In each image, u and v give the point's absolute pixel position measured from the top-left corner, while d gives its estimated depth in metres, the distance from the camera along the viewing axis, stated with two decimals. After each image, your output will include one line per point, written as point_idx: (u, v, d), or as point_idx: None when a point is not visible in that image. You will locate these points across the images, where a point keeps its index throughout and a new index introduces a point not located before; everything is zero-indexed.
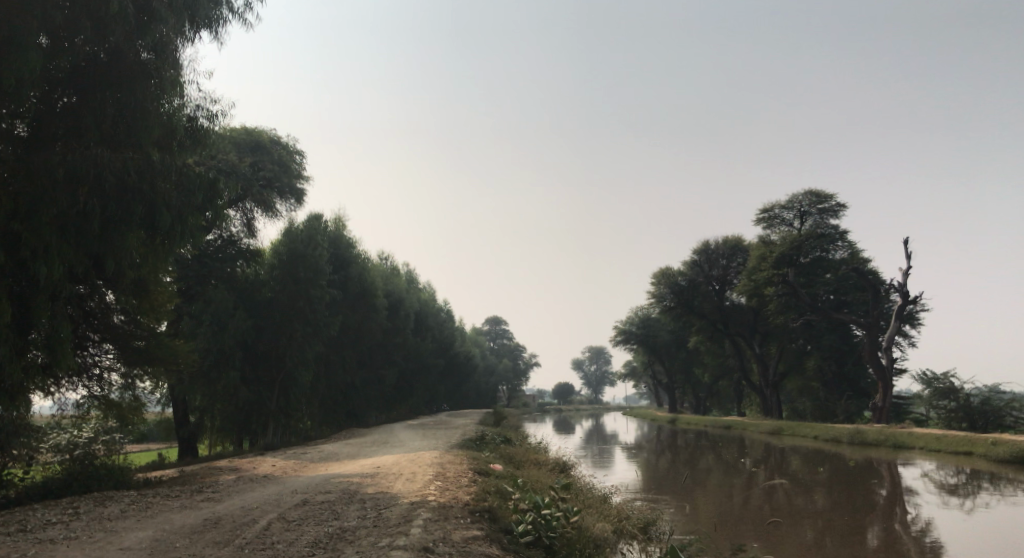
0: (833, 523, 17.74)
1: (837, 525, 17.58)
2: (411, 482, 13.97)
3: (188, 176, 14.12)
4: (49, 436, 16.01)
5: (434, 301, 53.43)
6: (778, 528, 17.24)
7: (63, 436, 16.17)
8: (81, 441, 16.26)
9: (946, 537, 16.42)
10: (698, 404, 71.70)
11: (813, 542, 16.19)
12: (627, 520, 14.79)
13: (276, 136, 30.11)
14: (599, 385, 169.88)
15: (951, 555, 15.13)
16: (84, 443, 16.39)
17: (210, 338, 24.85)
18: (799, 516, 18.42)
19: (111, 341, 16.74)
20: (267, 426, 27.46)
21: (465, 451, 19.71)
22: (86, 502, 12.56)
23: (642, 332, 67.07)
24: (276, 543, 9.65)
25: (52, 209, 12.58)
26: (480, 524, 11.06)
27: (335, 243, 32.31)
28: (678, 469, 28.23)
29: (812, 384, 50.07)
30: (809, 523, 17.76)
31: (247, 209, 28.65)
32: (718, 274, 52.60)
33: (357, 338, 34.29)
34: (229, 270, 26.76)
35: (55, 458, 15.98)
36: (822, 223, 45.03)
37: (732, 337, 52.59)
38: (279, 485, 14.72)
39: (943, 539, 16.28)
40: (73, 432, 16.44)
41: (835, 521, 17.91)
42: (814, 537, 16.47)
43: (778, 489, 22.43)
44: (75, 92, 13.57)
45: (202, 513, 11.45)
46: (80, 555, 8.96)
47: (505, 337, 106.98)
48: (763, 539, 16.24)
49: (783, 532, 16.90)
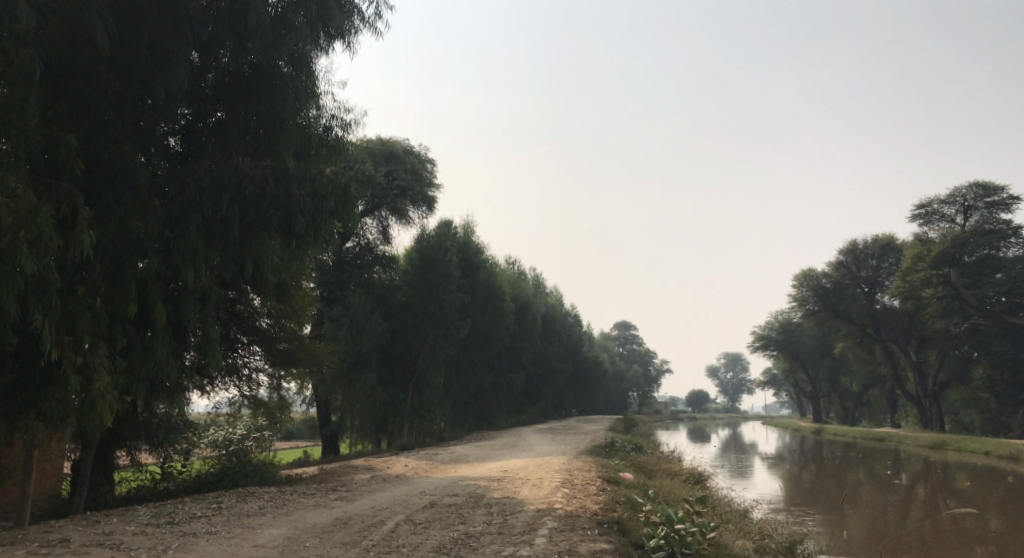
0: (1004, 549, 15.98)
1: (1009, 550, 15.82)
2: (537, 488, 13.66)
3: (321, 182, 14.58)
4: (207, 432, 17.21)
5: (563, 306, 53.22)
6: (938, 550, 15.74)
7: (220, 432, 17.30)
8: (235, 437, 17.19)
9: None
10: (844, 414, 67.67)
11: None
12: (770, 538, 13.87)
13: (409, 145, 30.80)
14: (736, 393, 163.83)
15: None
16: (238, 440, 17.35)
17: (349, 341, 25.64)
18: (964, 540, 16.66)
19: (258, 343, 17.51)
20: (403, 427, 28.02)
21: (593, 458, 19.25)
22: (228, 497, 13.05)
23: (782, 338, 64.02)
24: (401, 546, 9.59)
25: (199, 216, 13.16)
26: (608, 536, 10.59)
27: (465, 249, 32.63)
28: (823, 482, 26.46)
29: (977, 394, 45.88)
30: (976, 546, 16.09)
31: (382, 217, 29.46)
32: (867, 276, 49.36)
33: (487, 342, 34.51)
34: (367, 275, 27.93)
35: (212, 453, 17.09)
36: (991, 218, 41.30)
37: (884, 344, 49.08)
38: (408, 486, 14.82)
39: None
40: (229, 428, 17.80)
41: (1007, 547, 16.09)
42: None
43: (940, 510, 20.51)
44: (222, 108, 14.33)
45: (333, 512, 11.65)
46: (219, 550, 9.22)
47: (635, 343, 105.33)
48: None
49: (944, 555, 15.38)
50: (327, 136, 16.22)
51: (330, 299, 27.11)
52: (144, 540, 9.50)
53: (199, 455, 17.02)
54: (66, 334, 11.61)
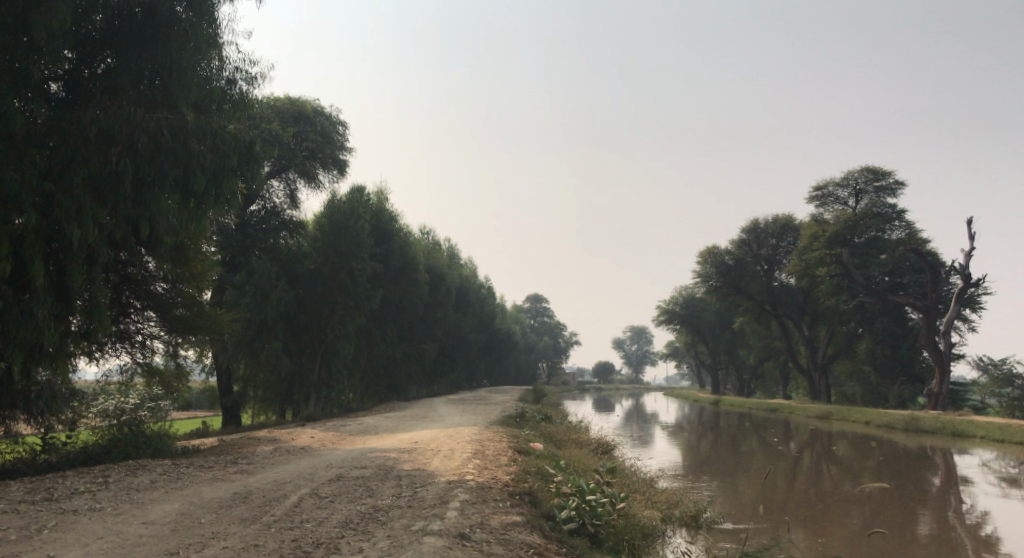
0: (885, 511, 16.89)
1: (887, 512, 16.70)
2: (448, 459, 13.46)
3: (224, 138, 13.82)
4: (96, 401, 15.93)
5: (475, 277, 52.88)
6: (826, 514, 16.45)
7: (110, 401, 15.99)
8: (128, 406, 16.02)
9: (1004, 530, 15.37)
10: (742, 386, 70.44)
11: (863, 529, 15.36)
12: (676, 508, 14.13)
13: (320, 107, 29.60)
14: (640, 365, 168.09)
15: (1008, 549, 14.14)
16: (131, 410, 16.52)
17: (253, 308, 24.66)
18: (849, 503, 17.52)
19: (153, 309, 16.58)
20: (309, 397, 27.31)
21: (503, 428, 19.18)
22: (117, 471, 12.26)
23: (686, 312, 65.70)
24: (304, 522, 9.17)
25: (85, 169, 12.20)
26: (519, 508, 10.46)
27: (378, 217, 31.75)
28: (722, 451, 27.34)
29: (863, 367, 48.53)
30: (860, 510, 16.91)
31: (290, 180, 28.48)
32: (767, 254, 50.90)
33: (398, 312, 33.94)
34: (272, 241, 26.55)
35: (102, 423, 16.02)
36: (878, 202, 43.36)
37: (781, 319, 51.07)
38: (314, 458, 14.34)
39: (1001, 531, 15.27)
40: (120, 397, 16.30)
41: (886, 509, 17.02)
42: (863, 524, 15.68)
43: (827, 475, 21.54)
44: (112, 54, 13.27)
45: (232, 485, 11.11)
46: (101, 530, 8.57)
47: (545, 315, 106.42)
48: (809, 525, 15.46)
49: (832, 518, 16.09)
50: (230, 90, 15.42)
51: (233, 265, 25.93)
52: (15, 519, 8.73)
53: (86, 425, 15.85)
54: None
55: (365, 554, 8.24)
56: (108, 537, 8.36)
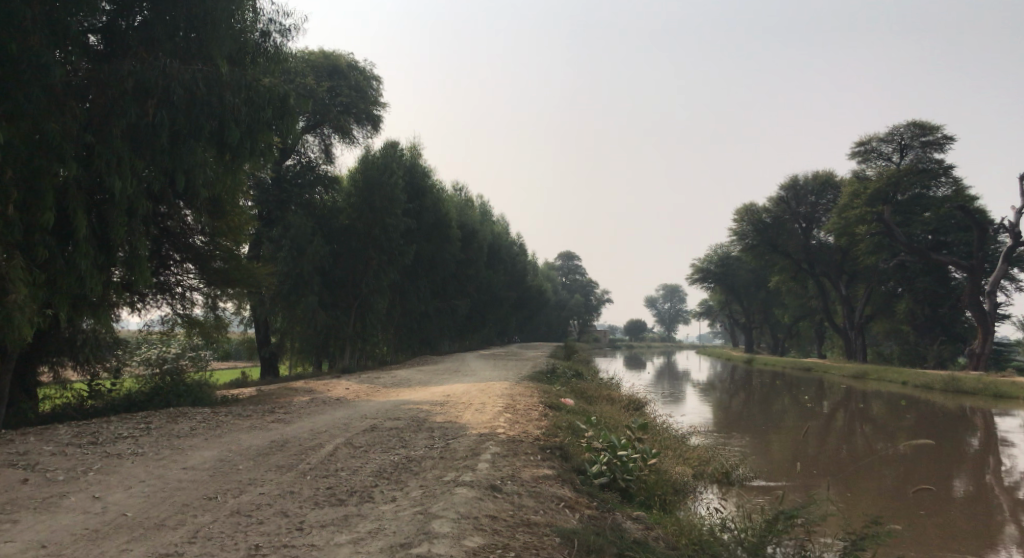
0: (919, 470, 16.75)
1: (921, 472, 16.58)
2: (480, 413, 13.60)
3: (258, 91, 13.81)
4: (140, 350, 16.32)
5: (508, 234, 52.82)
6: (858, 472, 16.38)
7: (153, 350, 16.41)
8: (170, 356, 16.45)
9: None
10: (776, 345, 69.92)
11: (896, 487, 15.27)
12: (707, 465, 14.14)
13: (354, 61, 29.39)
14: (673, 323, 167.72)
15: None
16: (173, 359, 16.84)
17: (289, 262, 24.95)
18: (882, 462, 17.41)
19: (193, 261, 16.82)
20: (345, 350, 27.69)
21: (534, 383, 19.30)
22: (158, 417, 12.57)
23: (721, 271, 65.08)
24: (339, 470, 9.35)
25: (124, 121, 12.31)
26: (551, 462, 10.53)
27: (411, 172, 31.68)
28: (753, 409, 27.28)
29: (901, 327, 47.80)
30: (893, 469, 16.81)
31: (325, 135, 28.58)
32: (805, 212, 50.07)
33: (431, 267, 34.06)
34: (308, 196, 26.81)
35: (145, 371, 16.47)
36: (924, 157, 41.92)
37: (818, 278, 50.36)
38: (349, 409, 14.58)
39: None
40: (163, 347, 16.72)
41: (920, 469, 16.88)
42: (895, 483, 15.60)
43: (860, 434, 21.39)
44: (148, 6, 13.29)
45: (269, 434, 11.35)
46: (144, 473, 8.82)
47: (578, 273, 106.29)
48: (841, 483, 15.41)
49: (864, 477, 16.02)
50: (264, 43, 15.39)
51: (270, 220, 26.23)
52: (62, 461, 9.03)
53: (130, 372, 16.36)
54: None
55: (398, 503, 8.38)
56: (150, 480, 8.60)
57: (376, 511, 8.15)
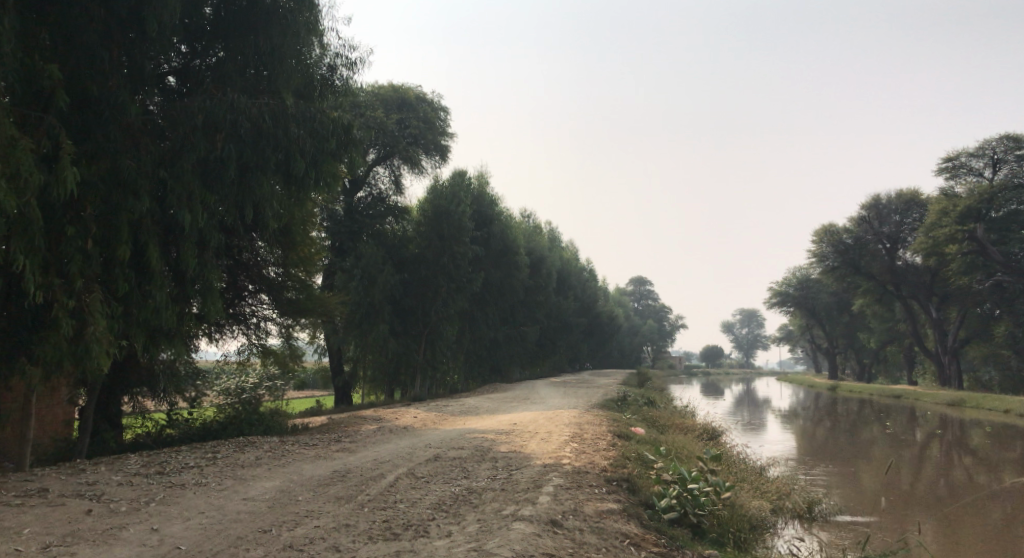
0: (1021, 506, 15.53)
1: (1022, 508, 15.37)
2: (546, 442, 13.25)
3: (322, 122, 14.03)
4: (220, 380, 16.55)
5: (578, 260, 52.50)
6: (952, 507, 15.33)
7: (233, 380, 16.62)
8: (248, 386, 16.62)
9: None
10: (861, 371, 67.01)
11: (994, 525, 14.18)
12: (788, 499, 13.41)
13: (423, 93, 29.79)
14: (751, 349, 163.23)
15: None
16: (251, 388, 16.80)
17: (361, 292, 25.22)
18: (980, 498, 16.21)
19: (266, 291, 17.11)
20: (416, 378, 27.71)
21: (604, 412, 18.76)
22: (227, 447, 12.66)
23: (800, 295, 62.97)
24: (398, 502, 9.16)
25: (193, 155, 12.59)
26: (617, 495, 10.10)
27: (479, 200, 31.77)
28: (838, 439, 26.01)
29: (998, 351, 45.13)
30: (989, 504, 15.66)
31: (394, 166, 28.88)
32: (889, 232, 47.93)
33: (499, 295, 33.97)
34: (379, 227, 27.16)
35: (225, 400, 16.48)
36: (1020, 171, 39.70)
37: (905, 301, 48.09)
38: (414, 438, 14.43)
39: None
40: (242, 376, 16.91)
41: (1021, 505, 15.65)
42: (994, 520, 14.50)
43: (957, 466, 20.03)
44: (219, 45, 13.70)
45: (333, 463, 11.28)
46: (205, 504, 8.83)
47: (651, 298, 104.78)
48: (934, 519, 14.39)
49: (959, 511, 14.99)
50: (331, 77, 15.69)
51: (342, 250, 26.62)
52: (127, 491, 9.12)
53: (210, 401, 16.44)
54: (56, 278, 11.22)
55: (453, 538, 8.11)
56: (209, 512, 8.60)
57: (429, 547, 7.90)
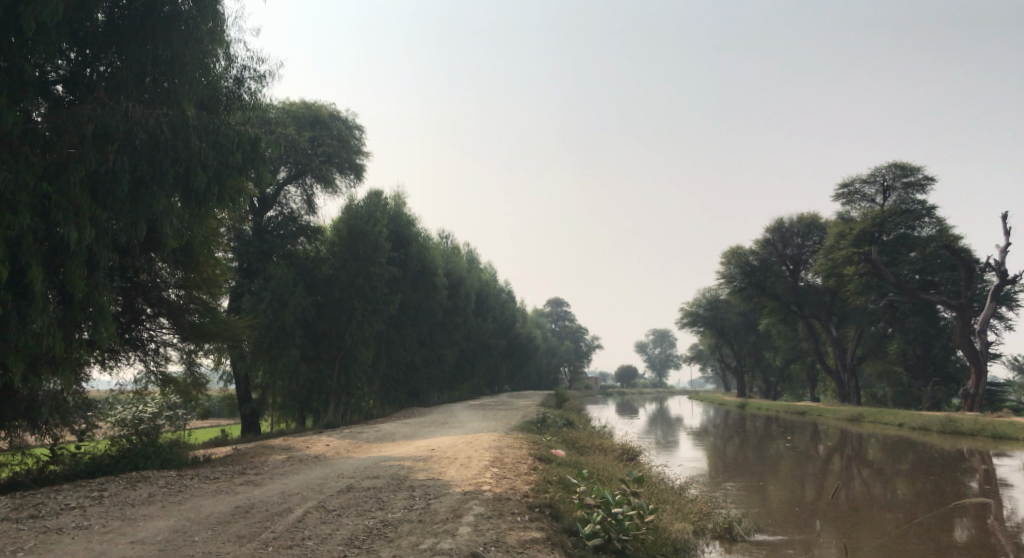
0: (919, 515, 16.04)
1: (921, 517, 15.86)
2: (465, 468, 12.79)
3: (226, 134, 13.30)
4: (115, 410, 15.29)
5: (495, 282, 52.31)
6: (857, 519, 15.69)
7: (129, 410, 15.37)
8: (147, 415, 15.38)
9: None
10: (768, 388, 69.14)
11: (896, 535, 14.52)
12: (708, 520, 13.36)
13: (336, 111, 29.05)
14: (664, 368, 166.54)
15: None
16: (150, 419, 15.61)
17: (270, 315, 24.21)
18: (881, 508, 16.65)
19: (166, 315, 16.08)
20: (329, 404, 26.72)
21: (523, 434, 18.44)
22: (116, 484, 11.66)
23: (710, 315, 64.61)
24: (305, 539, 8.52)
25: (81, 168, 11.70)
26: (540, 523, 9.75)
27: (396, 221, 31.11)
28: (748, 455, 26.51)
29: (893, 368, 47.30)
30: (890, 514, 16.11)
31: (307, 185, 28.00)
32: (792, 254, 49.57)
33: (416, 317, 33.33)
34: (290, 247, 26.24)
35: (121, 432, 15.19)
36: (907, 199, 41.73)
37: (807, 320, 49.92)
38: (326, 468, 13.73)
39: None
40: (140, 406, 15.66)
41: (920, 514, 16.14)
42: (895, 530, 14.88)
43: (857, 479, 20.63)
44: (114, 53, 12.82)
45: (235, 498, 10.50)
46: (84, 550, 7.98)
47: (568, 319, 105.61)
48: (841, 531, 14.66)
49: (863, 523, 15.32)
50: (238, 90, 14.97)
51: (251, 272, 25.52)
52: None
53: (102, 434, 14.97)
54: None
55: None
56: None
57: None
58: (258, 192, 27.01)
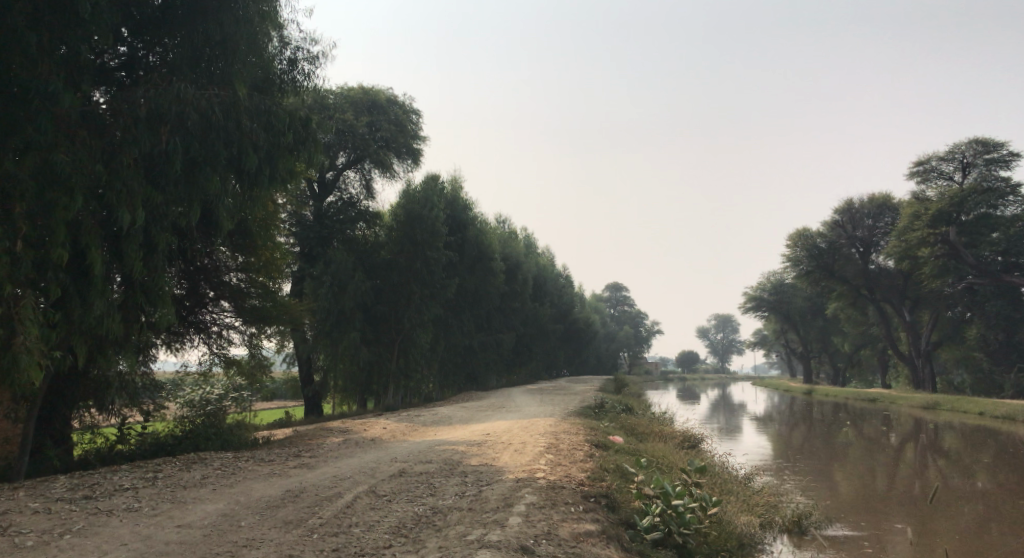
0: (996, 508, 15.13)
1: (997, 509, 14.99)
2: (519, 454, 12.46)
3: (278, 115, 13.19)
4: (181, 391, 15.45)
5: (554, 266, 51.80)
6: (930, 510, 14.85)
7: (197, 392, 15.52)
8: (212, 398, 15.49)
9: None
10: (835, 375, 67.08)
11: (972, 528, 13.68)
12: (775, 512, 12.76)
13: (394, 96, 28.78)
14: (726, 353, 163.55)
15: None
16: (216, 400, 15.73)
17: (330, 299, 24.26)
18: (955, 500, 15.76)
19: (227, 298, 16.15)
20: (389, 387, 26.76)
21: (581, 420, 18.02)
22: (172, 465, 11.70)
23: (774, 299, 62.90)
24: (352, 526, 8.34)
25: (136, 149, 11.64)
26: (595, 514, 9.36)
27: (452, 205, 30.91)
28: (814, 443, 25.59)
29: (971, 354, 45.22)
30: (965, 506, 15.23)
31: (365, 170, 28.06)
32: (862, 236, 47.63)
33: (474, 301, 33.18)
34: (350, 232, 26.33)
35: (190, 413, 15.33)
36: (989, 175, 39.66)
37: (878, 304, 48.11)
38: (381, 451, 13.57)
39: None
40: (206, 388, 15.78)
41: (998, 506, 15.22)
42: (970, 522, 14.03)
43: (931, 469, 19.57)
44: (168, 34, 12.76)
45: (287, 482, 10.41)
46: (129, 534, 7.97)
47: (628, 304, 104.54)
48: (912, 522, 13.92)
49: (936, 514, 14.53)
50: (291, 72, 14.83)
51: (311, 256, 25.72)
52: (44, 521, 8.21)
53: (171, 413, 15.17)
54: None
55: None
56: (133, 543, 7.74)
57: None
58: (318, 176, 27.28)
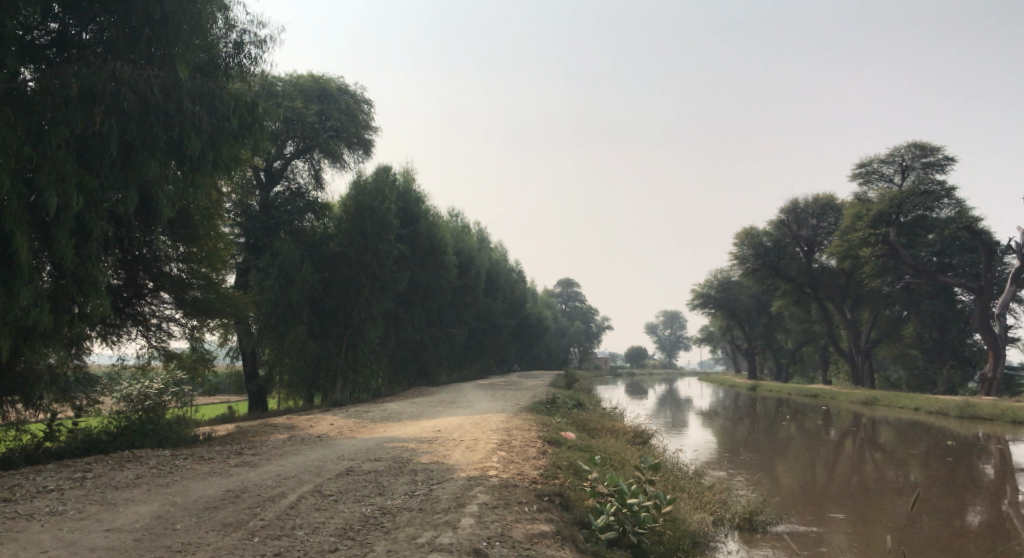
0: (932, 499, 15.45)
1: (934, 501, 15.30)
2: (471, 451, 12.19)
3: (222, 99, 12.66)
4: (117, 386, 14.79)
5: (505, 261, 51.60)
6: (872, 502, 15.07)
7: (134, 386, 14.87)
8: (150, 392, 14.88)
9: None
10: (779, 371, 68.42)
11: (908, 519, 13.94)
12: (725, 508, 12.74)
13: (345, 85, 28.14)
14: (673, 349, 165.76)
15: None
16: (155, 395, 15.10)
17: (276, 291, 23.60)
18: (893, 492, 16.04)
19: (168, 290, 15.49)
20: (337, 381, 26.23)
21: (532, 415, 17.83)
22: (105, 464, 11.12)
23: (721, 296, 63.78)
24: (296, 529, 7.98)
25: (67, 130, 11.02)
26: (549, 514, 9.15)
27: (404, 197, 30.38)
28: (758, 437, 25.90)
29: (909, 351, 46.54)
30: (904, 498, 15.50)
31: (315, 160, 27.42)
32: (807, 235, 48.52)
33: (425, 294, 32.74)
34: (297, 223, 25.66)
35: (126, 408, 14.69)
36: (926, 179, 40.65)
37: (821, 302, 49.13)
38: (327, 449, 13.17)
39: None
40: (143, 382, 15.14)
41: (935, 498, 15.53)
42: (908, 513, 14.29)
43: (871, 463, 19.95)
44: (104, 11, 12.11)
45: (227, 481, 9.96)
46: (52, 540, 7.48)
47: (578, 299, 105.03)
48: (853, 514, 14.09)
49: (876, 506, 14.74)
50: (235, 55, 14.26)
51: (257, 247, 24.99)
52: None
53: (106, 409, 14.51)
54: None
55: None
56: (55, 550, 7.26)
57: None
58: (265, 165, 26.61)
